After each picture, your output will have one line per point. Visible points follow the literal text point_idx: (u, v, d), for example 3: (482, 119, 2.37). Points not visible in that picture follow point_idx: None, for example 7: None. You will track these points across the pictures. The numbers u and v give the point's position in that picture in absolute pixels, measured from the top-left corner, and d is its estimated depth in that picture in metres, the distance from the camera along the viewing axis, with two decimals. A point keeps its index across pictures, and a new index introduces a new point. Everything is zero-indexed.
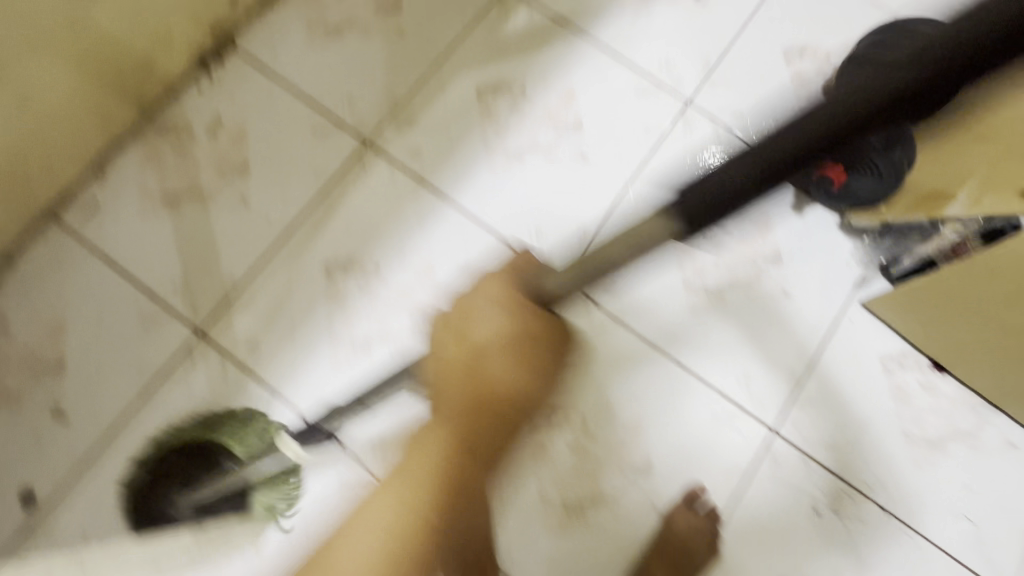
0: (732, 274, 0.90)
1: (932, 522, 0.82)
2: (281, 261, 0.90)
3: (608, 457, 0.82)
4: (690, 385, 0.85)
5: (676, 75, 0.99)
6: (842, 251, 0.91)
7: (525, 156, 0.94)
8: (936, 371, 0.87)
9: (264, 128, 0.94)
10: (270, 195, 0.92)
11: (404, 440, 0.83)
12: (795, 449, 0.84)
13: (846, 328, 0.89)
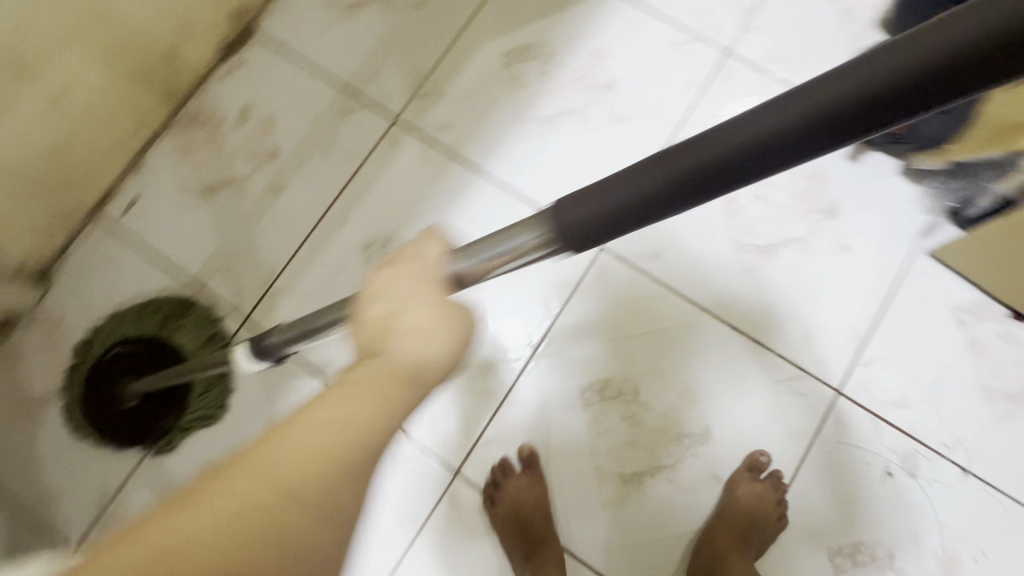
0: (785, 231, 0.85)
1: (1017, 480, 0.77)
2: (318, 246, 0.89)
3: (662, 426, 0.80)
4: (745, 348, 0.82)
5: (713, 24, 0.94)
6: (906, 197, 0.85)
7: (557, 121, 0.91)
8: (1016, 321, 0.81)
9: (291, 113, 0.93)
10: (301, 178, 0.91)
11: (455, 417, 0.82)
12: (861, 409, 0.79)
13: (912, 280, 0.83)
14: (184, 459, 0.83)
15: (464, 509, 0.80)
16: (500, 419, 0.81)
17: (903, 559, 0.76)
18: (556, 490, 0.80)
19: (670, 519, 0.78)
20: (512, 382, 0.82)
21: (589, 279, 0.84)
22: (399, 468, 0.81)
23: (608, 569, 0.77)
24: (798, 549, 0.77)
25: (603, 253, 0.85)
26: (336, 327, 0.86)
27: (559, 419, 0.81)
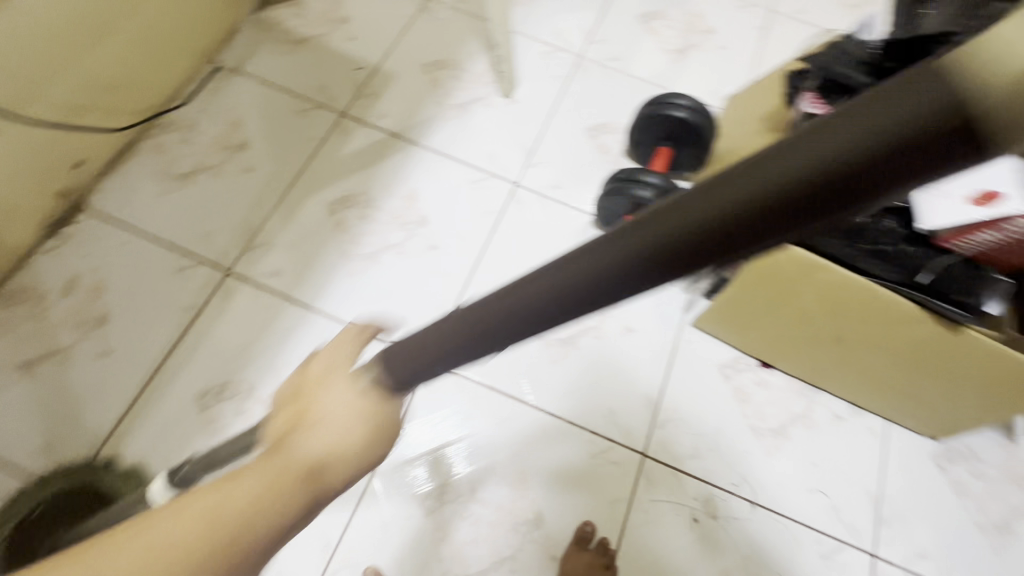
0: (581, 322, 1.02)
1: (792, 502, 0.93)
2: (151, 404, 0.90)
3: (499, 518, 0.87)
4: (562, 429, 0.94)
5: (502, 164, 1.16)
6: (669, 282, 1.06)
7: (379, 256, 1.04)
8: (766, 368, 1.01)
9: (122, 277, 0.98)
10: (132, 338, 0.94)
11: (299, 551, 0.83)
12: (664, 465, 0.93)
13: (686, 348, 1.02)
14: None
15: None
16: (344, 544, 0.84)
17: None
18: None
19: None
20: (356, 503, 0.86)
21: (419, 391, 0.94)
22: None
23: None
24: None
25: None
26: None
27: (402, 531, 0.85)
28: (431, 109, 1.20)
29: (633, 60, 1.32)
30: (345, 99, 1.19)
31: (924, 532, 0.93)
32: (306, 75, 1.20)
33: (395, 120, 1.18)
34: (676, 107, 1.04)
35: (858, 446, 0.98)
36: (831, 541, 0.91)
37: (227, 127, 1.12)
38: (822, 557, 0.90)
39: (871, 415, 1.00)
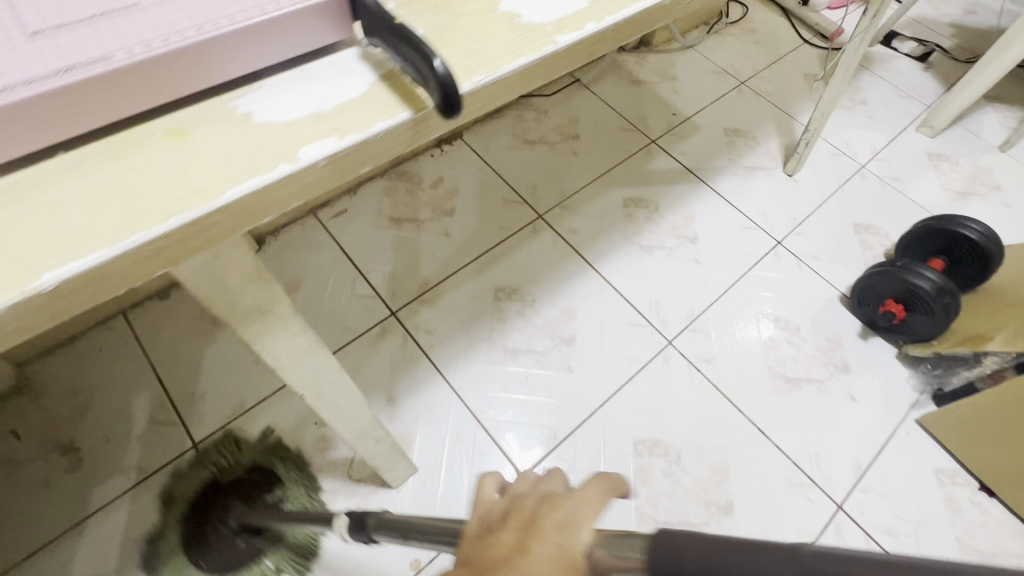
0: (809, 373, 1.12)
1: None
2: (462, 280, 1.17)
3: (695, 491, 0.97)
4: (768, 448, 1.03)
5: (771, 223, 1.33)
6: (902, 376, 1.12)
7: (653, 251, 1.25)
8: (985, 493, 1.01)
9: (470, 190, 1.30)
10: (463, 232, 1.24)
11: (532, 433, 1.01)
12: (858, 526, 0.97)
13: (905, 439, 1.06)
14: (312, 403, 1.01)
15: None
16: (567, 445, 1.00)
17: None
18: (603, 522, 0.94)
19: None
20: (584, 419, 1.03)
21: (656, 362, 1.10)
22: (476, 460, 0.97)
23: None
24: None
25: (669, 347, 1.12)
26: (459, 338, 1.09)
27: (614, 458, 0.99)
28: (723, 162, 1.42)
29: (913, 185, 1.43)
30: (657, 131, 1.46)
31: None
32: (634, 106, 1.51)
33: (692, 159, 1.42)
34: (969, 228, 1.11)
35: None
36: None
37: (568, 121, 1.45)
38: None
39: None
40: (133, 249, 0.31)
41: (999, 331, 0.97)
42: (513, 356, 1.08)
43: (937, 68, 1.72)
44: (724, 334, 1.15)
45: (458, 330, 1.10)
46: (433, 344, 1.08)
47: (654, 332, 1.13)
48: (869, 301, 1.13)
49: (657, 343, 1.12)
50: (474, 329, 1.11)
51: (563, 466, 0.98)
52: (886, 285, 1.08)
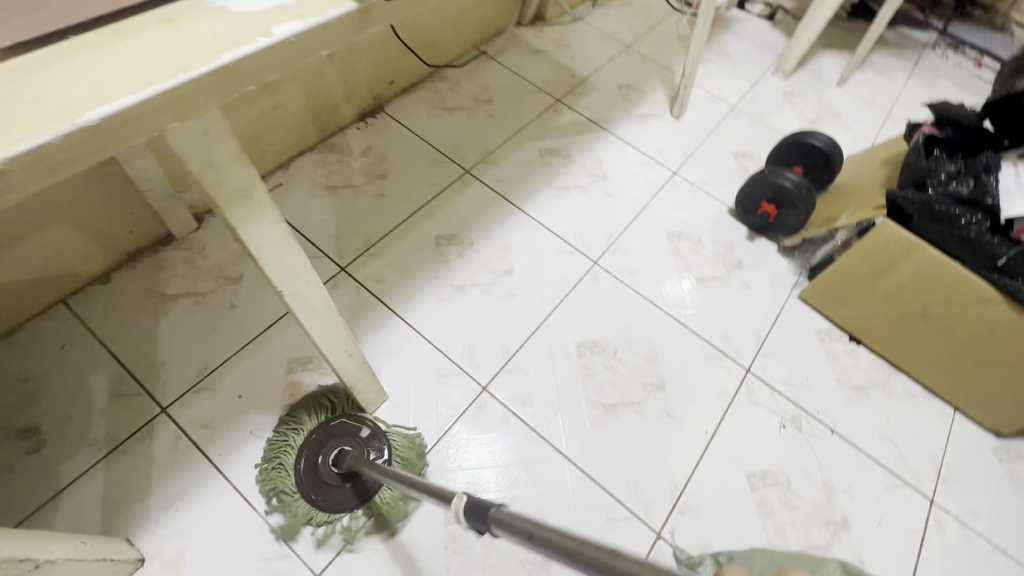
0: (712, 271, 1.32)
1: (867, 440, 1.12)
2: (403, 232, 1.26)
3: (632, 376, 1.13)
4: (687, 335, 1.21)
5: (667, 158, 1.53)
6: (784, 264, 1.36)
7: (571, 190, 1.41)
8: (854, 343, 1.26)
9: (398, 155, 1.39)
10: (398, 192, 1.33)
11: (487, 351, 1.12)
12: (764, 382, 1.17)
13: (792, 311, 1.29)
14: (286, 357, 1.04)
15: (485, 413, 1.06)
16: (519, 356, 1.12)
17: (797, 486, 1.05)
18: (558, 414, 1.07)
19: (640, 439, 1.06)
20: (531, 333, 1.16)
21: (586, 279, 1.25)
22: (439, 381, 1.07)
23: (595, 468, 1.02)
24: (731, 469, 1.05)
25: (596, 266, 1.28)
26: (408, 282, 1.18)
27: (561, 360, 1.13)
28: (621, 112, 1.62)
29: (775, 118, 1.71)
30: (561, 92, 1.63)
31: (979, 499, 1.08)
32: (538, 71, 1.67)
33: (594, 112, 1.60)
34: (816, 138, 1.36)
35: (927, 419, 1.17)
36: (894, 478, 1.09)
37: (481, 88, 1.58)
38: (888, 487, 1.07)
39: (940, 401, 1.19)
40: (155, 96, 0.39)
41: (845, 210, 1.22)
42: (461, 290, 1.19)
43: (782, 25, 2.04)
44: (640, 250, 1.33)
45: (406, 275, 1.19)
46: (385, 289, 1.17)
47: (581, 255, 1.29)
48: (750, 207, 1.36)
49: (585, 264, 1.28)
50: (421, 272, 1.20)
51: (517, 373, 1.10)
52: (759, 190, 1.31)
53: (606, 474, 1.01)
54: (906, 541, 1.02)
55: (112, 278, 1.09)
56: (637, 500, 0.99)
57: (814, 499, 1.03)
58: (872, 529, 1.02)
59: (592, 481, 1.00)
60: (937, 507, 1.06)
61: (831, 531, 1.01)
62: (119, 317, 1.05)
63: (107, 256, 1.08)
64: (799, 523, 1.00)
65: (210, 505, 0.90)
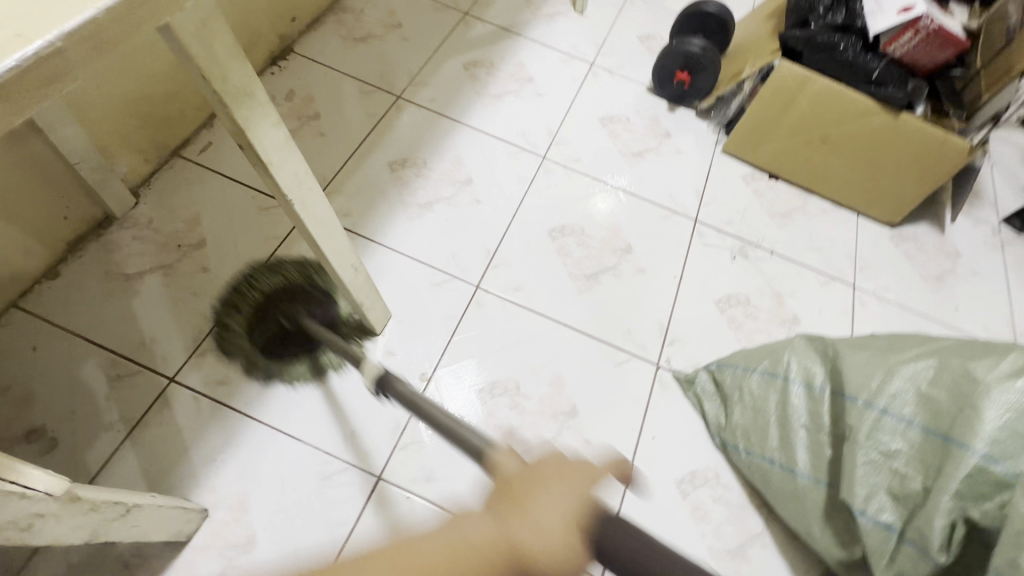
0: (647, 145, 1.45)
1: (798, 253, 1.34)
2: (355, 166, 1.26)
3: (603, 246, 1.25)
4: (639, 202, 1.34)
5: (582, 51, 1.60)
6: (704, 126, 1.51)
7: (503, 97, 1.45)
8: (773, 179, 1.45)
9: (324, 93, 1.35)
10: (338, 129, 1.31)
11: (470, 254, 1.18)
12: (710, 226, 1.33)
13: (720, 164, 1.45)
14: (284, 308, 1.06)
15: (485, 307, 1.12)
16: (500, 252, 1.20)
17: (755, 300, 1.24)
18: (549, 292, 1.17)
19: (624, 295, 1.19)
20: (506, 230, 1.23)
21: (541, 174, 1.33)
22: (433, 290, 1.12)
23: (592, 327, 1.14)
24: (701, 300, 1.22)
25: (545, 160, 1.36)
26: (377, 211, 1.20)
27: (538, 247, 1.22)
28: (528, 15, 1.65)
29: None
30: (466, 4, 1.63)
31: (886, 276, 1.34)
32: None
33: (503, 19, 1.62)
34: (710, 6, 1.49)
35: (839, 226, 1.40)
36: (824, 277, 1.31)
37: (386, 13, 1.54)
38: (822, 285, 1.30)
39: (847, 210, 1.43)
40: None
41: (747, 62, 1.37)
42: (429, 207, 1.23)
43: None
44: (580, 139, 1.42)
45: (373, 205, 1.21)
46: (356, 222, 1.18)
47: (529, 154, 1.36)
48: (665, 80, 1.48)
49: (535, 160, 1.35)
50: (386, 199, 1.22)
51: (504, 267, 1.18)
52: (671, 60, 1.43)
53: (602, 329, 1.14)
54: (842, 320, 1.25)
55: (61, 271, 1.02)
56: (634, 343, 1.13)
57: (769, 307, 1.23)
58: (816, 318, 1.24)
59: (593, 338, 1.12)
60: (859, 290, 1.30)
61: (788, 327, 1.21)
62: (85, 306, 1.00)
63: (48, 248, 1.00)
64: (764, 327, 1.20)
65: (254, 448, 0.92)
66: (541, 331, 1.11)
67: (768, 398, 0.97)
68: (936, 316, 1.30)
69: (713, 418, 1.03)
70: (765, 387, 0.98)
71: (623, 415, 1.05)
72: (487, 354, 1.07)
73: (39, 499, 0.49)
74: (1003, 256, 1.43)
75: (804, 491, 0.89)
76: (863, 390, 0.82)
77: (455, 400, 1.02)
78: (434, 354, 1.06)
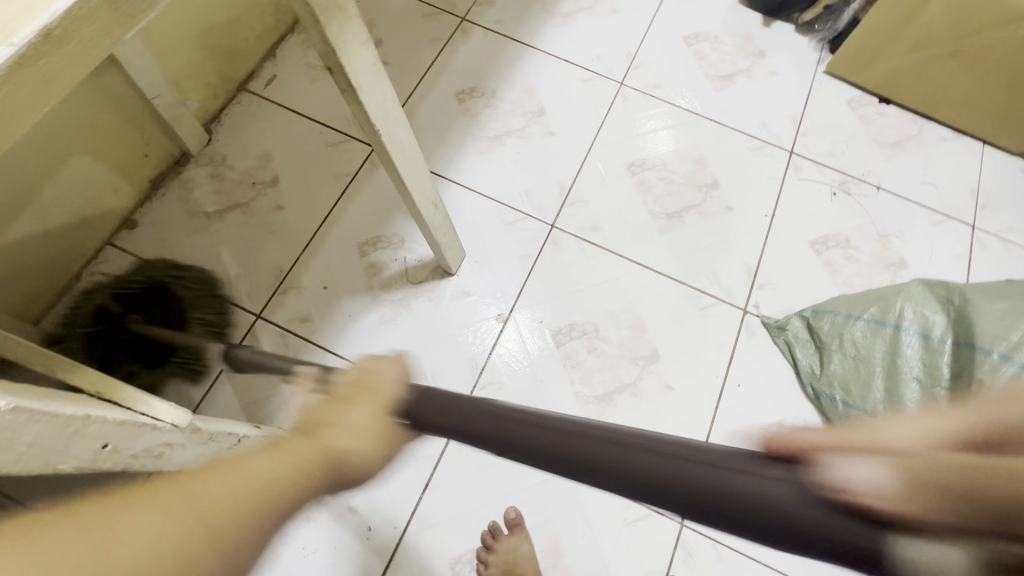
0: (737, 66, 1.29)
1: (909, 188, 1.19)
2: (421, 98, 1.19)
3: (686, 182, 1.15)
4: (728, 133, 1.21)
5: None
6: (804, 43, 1.33)
7: (575, 15, 1.31)
8: (884, 104, 1.28)
9: (385, 17, 1.27)
10: (401, 57, 1.23)
11: (544, 191, 1.12)
12: (807, 158, 1.20)
13: (820, 88, 1.29)
14: (362, 249, 1.04)
15: (561, 247, 1.07)
16: (576, 189, 1.13)
17: (855, 242, 1.12)
18: (628, 231, 1.10)
19: (709, 236, 1.11)
20: (581, 165, 1.15)
21: (618, 102, 1.22)
22: (508, 228, 1.08)
23: (674, 270, 1.07)
24: (795, 241, 1.11)
25: (623, 87, 1.24)
26: (446, 145, 1.15)
27: (616, 184, 1.14)
28: None
29: None
30: None
31: (1012, 215, 1.18)
32: None
33: None
34: None
35: (960, 157, 1.23)
36: (938, 216, 1.17)
37: None
38: (934, 224, 1.16)
39: (970, 138, 1.25)
40: None
41: None
42: (499, 140, 1.16)
43: None
44: (662, 61, 1.28)
45: (441, 139, 1.15)
46: (426, 157, 1.14)
47: (605, 80, 1.24)
48: None
49: (612, 87, 1.24)
50: (455, 132, 1.16)
51: (580, 206, 1.11)
52: None
53: (685, 272, 1.07)
54: (956, 264, 1.12)
55: (147, 209, 1.04)
56: (719, 287, 1.06)
57: (872, 249, 1.12)
58: (925, 262, 1.12)
59: (675, 281, 1.06)
60: (978, 231, 1.16)
61: (892, 272, 1.10)
62: (174, 243, 1.02)
63: (133, 187, 1.02)
64: (865, 270, 1.10)
65: None
66: (621, 272, 1.06)
67: (874, 347, 0.90)
68: None
69: (806, 367, 0.97)
70: (870, 335, 0.91)
71: (706, 361, 1.00)
72: (565, 296, 1.03)
73: (167, 431, 0.51)
74: None
75: None
76: (999, 343, 0.77)
77: (534, 342, 1.00)
78: (510, 293, 1.03)
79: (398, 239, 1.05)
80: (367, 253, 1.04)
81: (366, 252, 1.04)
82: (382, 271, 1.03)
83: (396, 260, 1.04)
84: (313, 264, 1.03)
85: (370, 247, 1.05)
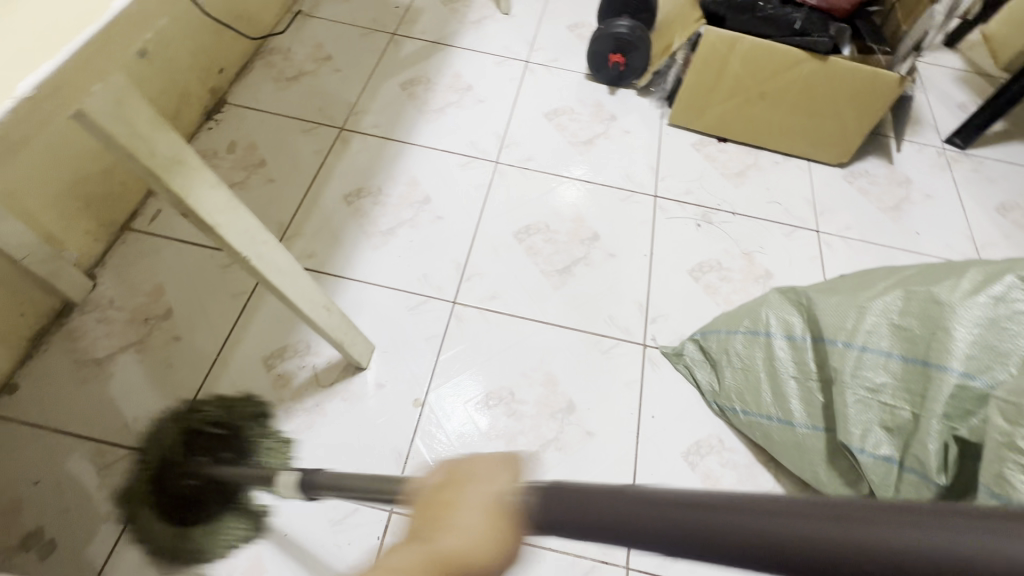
0: (595, 131, 1.46)
1: (758, 209, 1.36)
2: (310, 207, 1.25)
3: (568, 239, 1.26)
4: (598, 189, 1.35)
5: (514, 52, 1.60)
6: (647, 103, 1.53)
7: (445, 110, 1.45)
8: (722, 142, 1.48)
9: (266, 139, 1.34)
10: (286, 173, 1.29)
11: (441, 272, 1.18)
12: (669, 199, 1.35)
13: (669, 137, 1.47)
14: (268, 365, 1.04)
15: (465, 321, 1.12)
16: (471, 264, 1.20)
17: (726, 264, 1.26)
18: (525, 294, 1.17)
19: (600, 283, 1.20)
20: (471, 242, 1.23)
21: (496, 179, 1.34)
22: (412, 314, 1.12)
23: (573, 321, 1.14)
24: (674, 273, 1.23)
25: (499, 165, 1.36)
26: (341, 246, 1.20)
27: (507, 252, 1.22)
28: (457, 25, 1.64)
29: None
30: (392, 25, 1.61)
31: (846, 216, 1.37)
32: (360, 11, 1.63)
33: (432, 33, 1.61)
34: None
35: (794, 176, 1.43)
36: (788, 228, 1.34)
37: (313, 48, 1.52)
38: (787, 235, 1.32)
39: (798, 159, 1.46)
40: (73, 56, 0.39)
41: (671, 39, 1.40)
42: (391, 233, 1.22)
43: None
44: (529, 138, 1.43)
45: (336, 242, 1.20)
46: (323, 262, 1.17)
47: (481, 162, 1.36)
48: (601, 66, 1.49)
49: (488, 167, 1.36)
50: (348, 232, 1.22)
51: (477, 279, 1.18)
52: (603, 45, 1.44)
53: (583, 320, 1.15)
54: (811, 266, 1.28)
55: (30, 368, 1.00)
56: (617, 327, 1.14)
57: (741, 267, 1.25)
58: (786, 268, 1.27)
59: (577, 331, 1.13)
60: (823, 234, 1.34)
61: (762, 283, 1.24)
62: (61, 399, 0.97)
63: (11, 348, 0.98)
64: (738, 287, 1.22)
65: (262, 511, 0.91)
66: (525, 334, 1.12)
67: (755, 356, 0.98)
68: (900, 245, 1.34)
69: (706, 385, 1.05)
70: (750, 345, 1.00)
71: (618, 400, 1.06)
72: (476, 367, 1.07)
73: None
74: (952, 175, 1.48)
75: (804, 439, 0.91)
76: (840, 331, 0.84)
77: (453, 424, 1.01)
78: (424, 376, 1.05)
79: (303, 347, 1.06)
80: (274, 367, 1.04)
81: (273, 366, 1.04)
82: (290, 384, 1.03)
83: (305, 368, 1.04)
84: (218, 391, 1.01)
85: (277, 361, 1.05)
